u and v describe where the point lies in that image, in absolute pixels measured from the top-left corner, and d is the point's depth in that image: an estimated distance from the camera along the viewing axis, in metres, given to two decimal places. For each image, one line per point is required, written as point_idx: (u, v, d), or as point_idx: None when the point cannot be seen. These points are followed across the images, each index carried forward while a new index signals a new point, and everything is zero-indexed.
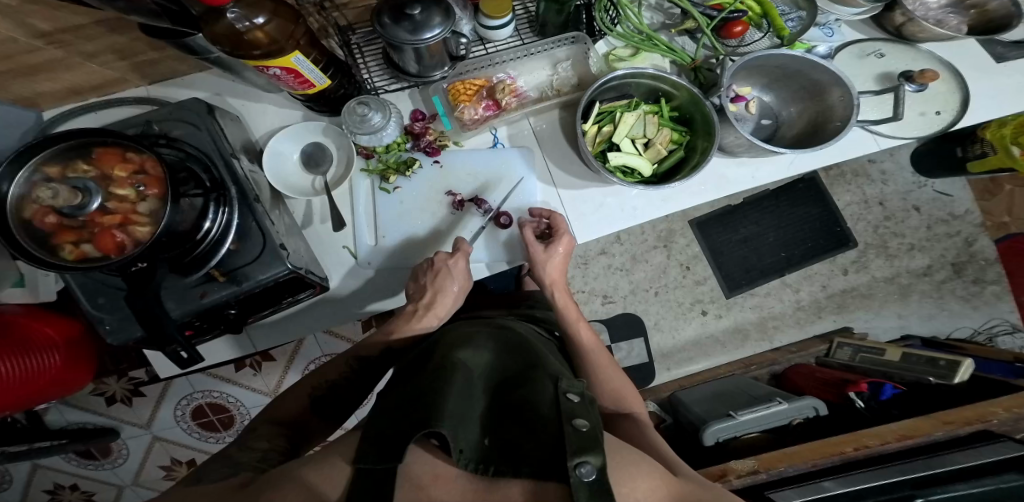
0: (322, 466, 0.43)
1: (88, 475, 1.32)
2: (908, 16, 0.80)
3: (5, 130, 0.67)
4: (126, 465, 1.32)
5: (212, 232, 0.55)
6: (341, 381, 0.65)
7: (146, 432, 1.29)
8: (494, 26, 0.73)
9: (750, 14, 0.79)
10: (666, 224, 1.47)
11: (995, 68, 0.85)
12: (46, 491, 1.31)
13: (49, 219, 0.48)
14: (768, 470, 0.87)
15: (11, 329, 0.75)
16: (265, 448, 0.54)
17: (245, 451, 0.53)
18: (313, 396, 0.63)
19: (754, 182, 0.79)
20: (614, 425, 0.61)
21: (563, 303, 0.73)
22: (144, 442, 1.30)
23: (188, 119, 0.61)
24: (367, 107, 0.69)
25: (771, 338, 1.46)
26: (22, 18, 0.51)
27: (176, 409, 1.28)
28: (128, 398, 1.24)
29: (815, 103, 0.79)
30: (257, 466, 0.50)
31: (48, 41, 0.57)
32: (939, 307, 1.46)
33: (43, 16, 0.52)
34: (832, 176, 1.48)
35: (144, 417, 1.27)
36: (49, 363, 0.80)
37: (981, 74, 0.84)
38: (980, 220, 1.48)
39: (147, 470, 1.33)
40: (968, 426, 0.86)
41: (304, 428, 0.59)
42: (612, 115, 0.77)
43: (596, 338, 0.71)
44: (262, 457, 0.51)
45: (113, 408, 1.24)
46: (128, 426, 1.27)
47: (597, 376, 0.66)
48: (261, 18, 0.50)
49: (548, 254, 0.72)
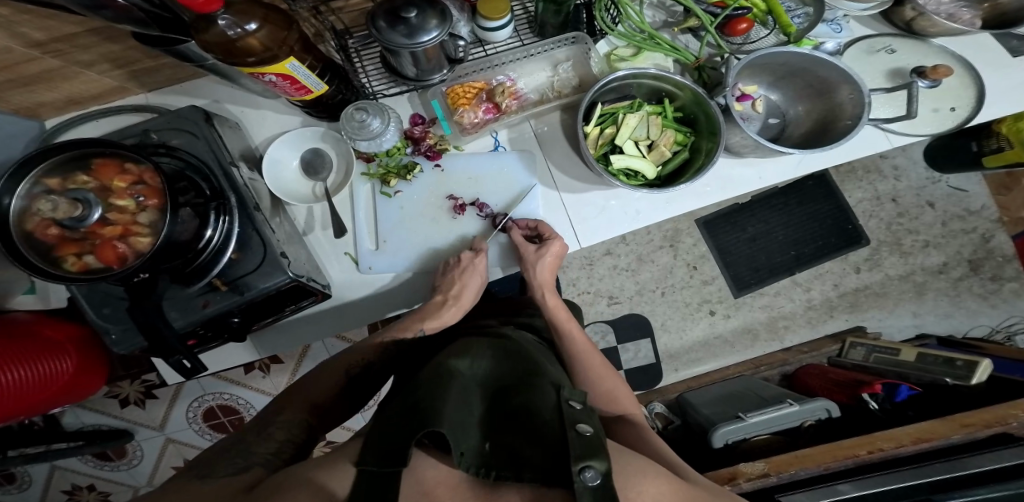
0: (332, 468, 0.42)
1: (104, 476, 1.33)
2: (919, 11, 0.78)
3: (8, 141, 0.67)
4: (140, 466, 1.33)
5: (213, 241, 0.55)
6: (376, 362, 0.66)
7: (160, 433, 1.30)
8: (492, 28, 0.72)
9: (754, 11, 0.77)
10: (672, 224, 1.45)
11: (1011, 63, 0.82)
12: (63, 492, 1.32)
13: (51, 231, 0.49)
14: (779, 474, 0.85)
15: (20, 333, 0.75)
16: (282, 439, 0.52)
17: (261, 443, 0.51)
18: (345, 375, 0.63)
19: (761, 182, 0.78)
20: (613, 429, 0.60)
21: (553, 303, 0.72)
22: (158, 444, 1.30)
23: (187, 128, 0.61)
24: (365, 113, 0.68)
25: (782, 338, 1.43)
26: (15, 28, 0.51)
27: (189, 409, 1.29)
28: (141, 400, 1.27)
29: (823, 100, 0.77)
30: (270, 462, 0.49)
31: (45, 50, 0.57)
32: (955, 305, 1.42)
33: (36, 26, 0.52)
34: (842, 173, 1.45)
35: (157, 418, 1.29)
36: (61, 369, 0.80)
37: (996, 68, 0.82)
38: (996, 216, 1.44)
39: (160, 472, 1.33)
40: (988, 429, 0.84)
41: (328, 414, 0.59)
42: (614, 116, 0.75)
43: (589, 342, 0.70)
44: (274, 451, 0.50)
45: (126, 410, 1.27)
46: (141, 427, 1.29)
47: (585, 380, 0.65)
48: (253, 24, 0.50)
49: (538, 255, 0.72)
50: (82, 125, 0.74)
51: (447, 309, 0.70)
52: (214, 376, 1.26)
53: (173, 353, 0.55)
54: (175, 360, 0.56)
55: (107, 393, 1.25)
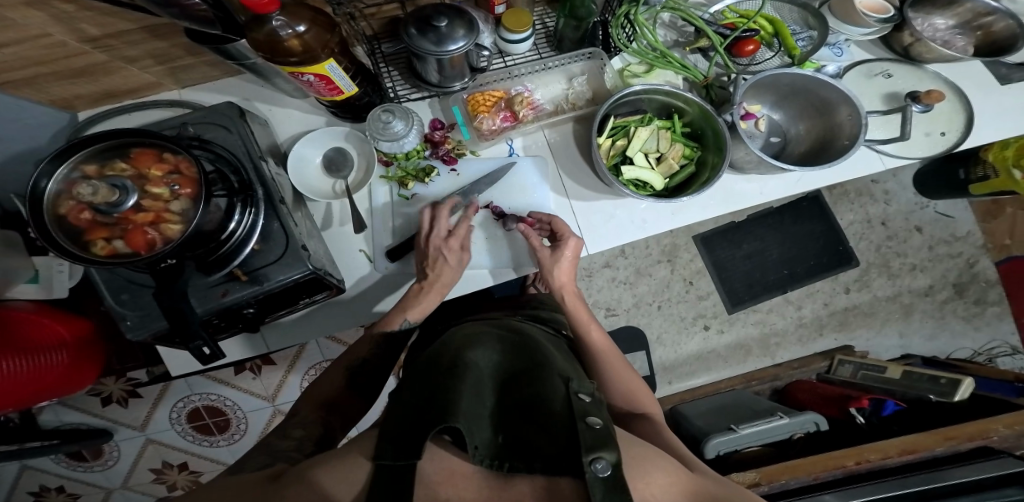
0: (340, 466, 0.42)
1: (76, 477, 1.31)
2: (916, 37, 0.84)
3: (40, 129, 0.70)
4: (117, 466, 1.31)
5: (237, 233, 0.56)
6: (371, 355, 0.69)
7: (140, 434, 1.28)
8: (515, 39, 0.76)
9: (762, 34, 0.84)
10: (670, 238, 1.49)
11: (999, 89, 0.87)
12: (31, 493, 1.30)
13: (84, 215, 0.50)
14: (771, 483, 0.87)
15: (19, 326, 0.77)
16: (301, 436, 0.55)
17: (282, 440, 0.54)
18: (346, 374, 0.67)
19: (761, 198, 0.81)
20: (630, 425, 0.62)
21: (573, 305, 0.73)
22: (138, 444, 1.29)
23: (221, 123, 0.65)
24: (391, 115, 0.71)
25: (773, 354, 1.46)
26: (75, 23, 0.56)
27: (172, 411, 1.28)
28: (124, 399, 1.25)
29: (823, 121, 0.82)
30: (292, 455, 0.51)
31: (96, 45, 0.61)
32: (940, 326, 1.47)
33: (94, 23, 0.57)
34: (835, 194, 1.50)
35: (140, 419, 1.27)
36: (57, 361, 0.81)
37: (984, 94, 0.87)
38: (982, 242, 1.50)
39: (137, 474, 1.32)
40: (971, 441, 0.88)
41: (340, 409, 0.63)
42: (626, 129, 0.79)
43: (609, 343, 0.71)
44: (297, 446, 0.53)
45: (107, 409, 1.25)
46: (122, 428, 1.27)
47: (606, 377, 0.67)
48: (301, 26, 0.56)
49: (555, 257, 0.73)
50: (108, 120, 0.75)
51: (431, 293, 0.71)
52: (204, 376, 1.25)
53: (194, 338, 0.55)
54: (195, 345, 0.55)
55: (89, 390, 1.22)
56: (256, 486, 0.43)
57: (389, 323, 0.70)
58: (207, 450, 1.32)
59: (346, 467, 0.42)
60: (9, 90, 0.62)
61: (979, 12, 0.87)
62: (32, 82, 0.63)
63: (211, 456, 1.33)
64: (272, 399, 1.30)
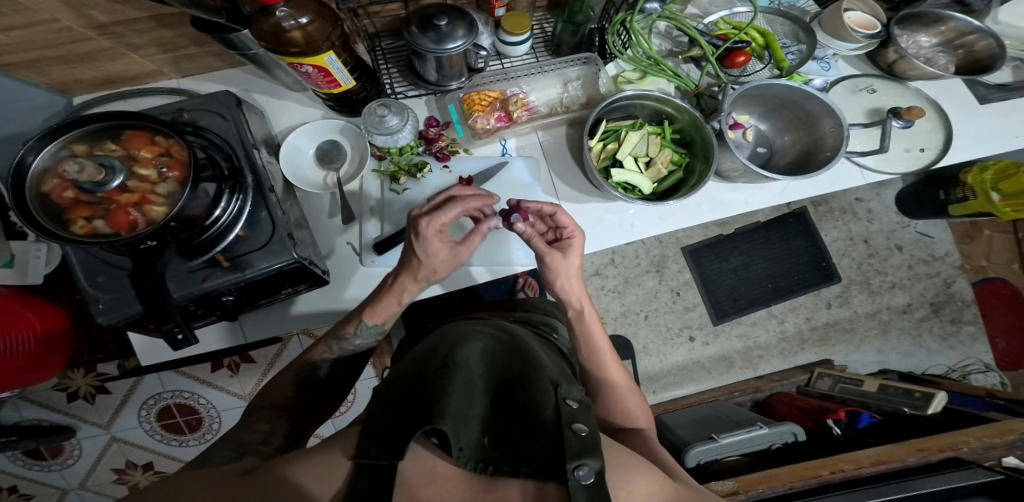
0: (316, 461, 0.42)
1: (29, 477, 1.26)
2: (900, 54, 0.87)
3: (33, 113, 0.70)
4: (75, 466, 1.27)
5: (222, 219, 0.56)
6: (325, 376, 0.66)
7: (104, 432, 1.24)
8: (514, 42, 0.78)
9: (754, 45, 0.87)
10: (659, 249, 1.51)
11: (978, 109, 0.92)
12: None
13: (67, 193, 0.49)
14: (747, 492, 0.87)
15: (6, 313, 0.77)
16: (267, 431, 0.55)
17: (249, 431, 0.53)
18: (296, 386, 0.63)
19: (746, 207, 0.84)
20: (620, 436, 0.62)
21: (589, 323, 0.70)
22: (101, 443, 1.25)
23: (216, 110, 0.64)
24: (387, 109, 0.74)
25: (755, 367, 1.48)
26: (85, 10, 0.57)
27: (140, 410, 1.23)
28: (91, 396, 1.17)
29: (808, 133, 0.85)
30: (262, 450, 0.50)
31: (102, 32, 0.62)
32: (917, 344, 1.51)
33: (104, 10, 0.58)
34: (821, 212, 1.54)
35: (105, 417, 1.22)
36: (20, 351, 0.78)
37: (963, 113, 0.91)
38: (960, 263, 1.55)
39: (96, 474, 1.30)
40: (940, 453, 0.91)
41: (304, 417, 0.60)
42: (617, 133, 0.81)
43: (626, 379, 0.69)
44: (263, 440, 0.52)
45: (72, 405, 1.17)
46: (85, 425, 1.22)
47: (602, 393, 0.67)
48: (305, 18, 0.57)
49: (567, 266, 0.69)
50: (106, 104, 0.75)
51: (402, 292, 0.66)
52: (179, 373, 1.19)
53: (168, 321, 0.52)
54: (168, 329, 0.52)
55: (54, 386, 1.12)
56: (224, 479, 0.42)
57: (342, 332, 0.64)
58: (177, 449, 1.34)
59: (325, 467, 0.41)
60: (7, 71, 0.62)
61: (961, 31, 0.91)
62: (33, 64, 0.63)
63: (175, 454, 1.34)
64: (247, 397, 1.28)
